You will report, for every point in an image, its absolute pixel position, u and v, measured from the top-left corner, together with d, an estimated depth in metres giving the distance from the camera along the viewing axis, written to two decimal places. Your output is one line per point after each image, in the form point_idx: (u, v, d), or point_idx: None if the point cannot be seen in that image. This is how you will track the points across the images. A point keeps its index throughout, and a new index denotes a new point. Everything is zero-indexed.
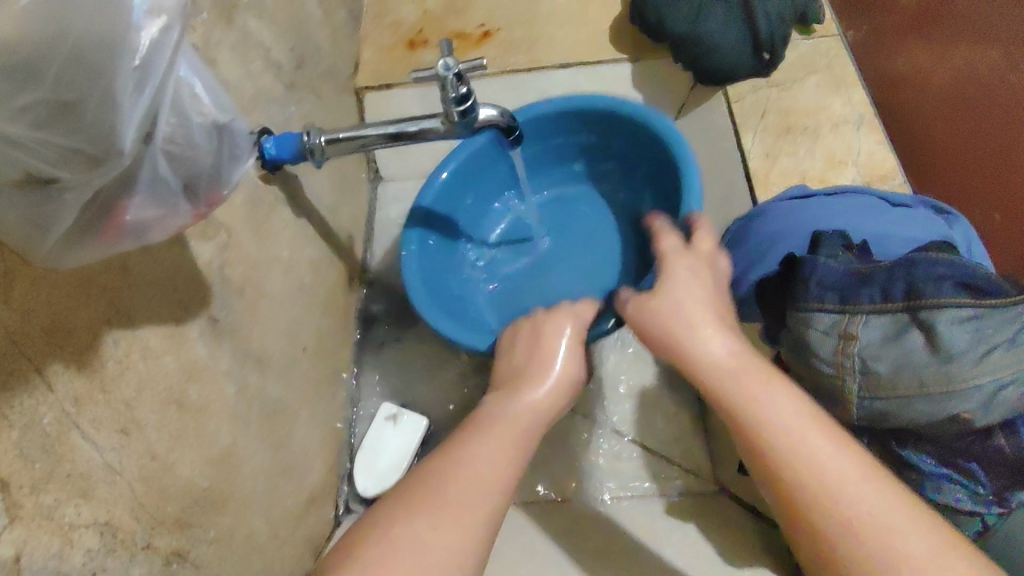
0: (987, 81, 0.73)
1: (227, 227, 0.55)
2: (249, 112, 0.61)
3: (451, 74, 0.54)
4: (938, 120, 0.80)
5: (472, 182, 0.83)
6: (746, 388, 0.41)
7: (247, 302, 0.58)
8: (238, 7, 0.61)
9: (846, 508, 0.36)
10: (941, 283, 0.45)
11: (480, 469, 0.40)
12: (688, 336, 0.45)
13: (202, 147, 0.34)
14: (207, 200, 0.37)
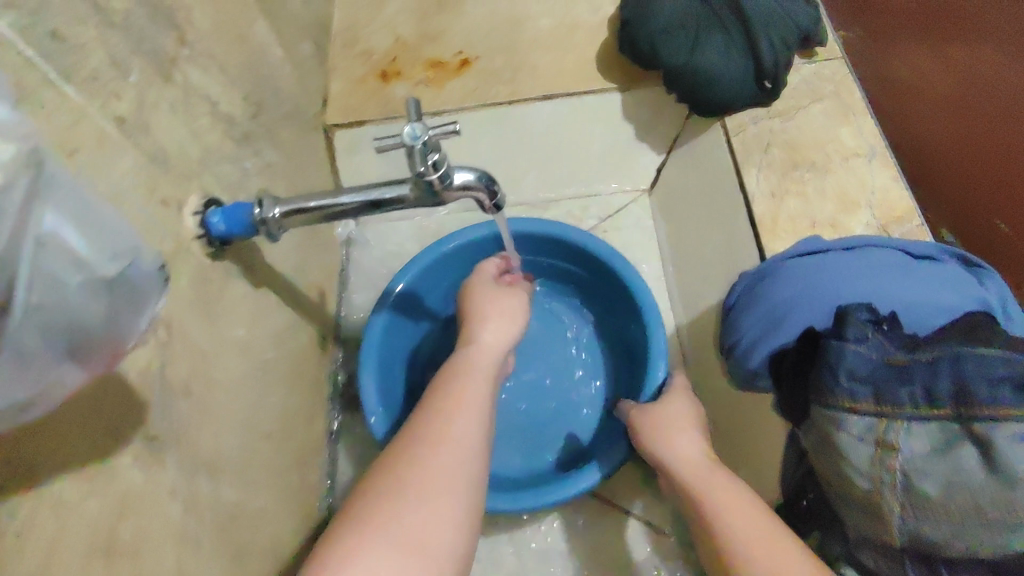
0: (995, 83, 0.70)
1: (170, 319, 0.47)
2: (196, 177, 0.53)
3: (419, 143, 0.47)
4: (941, 126, 0.75)
5: (450, 272, 0.83)
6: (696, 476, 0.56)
7: (200, 400, 0.51)
8: (177, 57, 0.52)
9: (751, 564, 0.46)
10: (998, 387, 0.38)
11: (456, 422, 0.51)
12: (657, 436, 0.62)
13: (94, 307, 0.26)
14: (110, 357, 0.28)
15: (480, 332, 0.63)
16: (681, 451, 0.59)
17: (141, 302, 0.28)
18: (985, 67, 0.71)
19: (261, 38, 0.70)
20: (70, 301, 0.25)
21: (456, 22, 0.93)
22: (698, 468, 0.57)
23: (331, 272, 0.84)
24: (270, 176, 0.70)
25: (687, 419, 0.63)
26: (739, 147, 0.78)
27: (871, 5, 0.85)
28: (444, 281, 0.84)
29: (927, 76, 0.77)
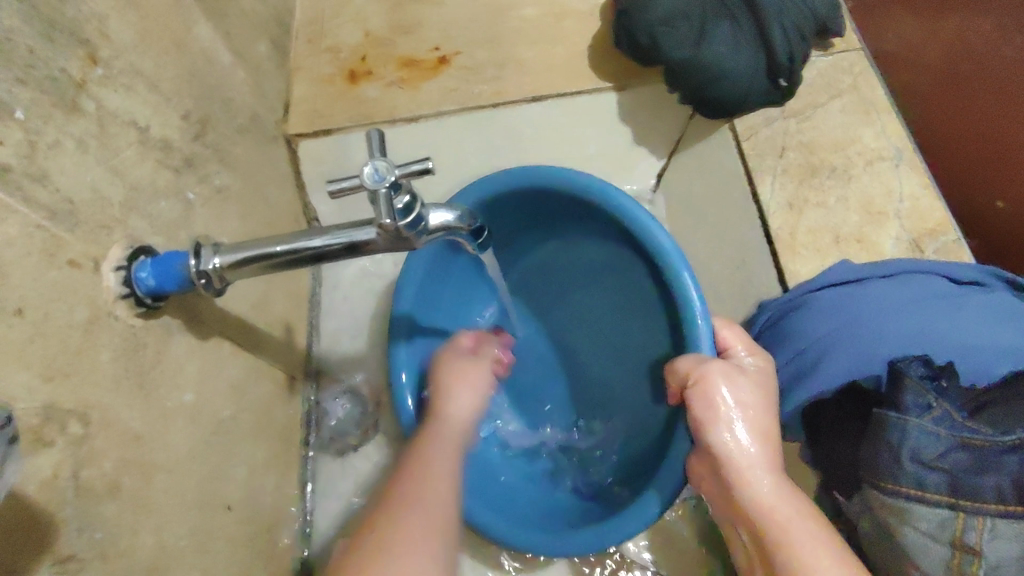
0: (981, 52, 0.69)
1: (80, 412, 0.39)
2: (119, 225, 0.45)
3: (384, 186, 0.38)
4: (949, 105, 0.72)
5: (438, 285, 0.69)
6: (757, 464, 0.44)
7: (136, 496, 0.43)
8: (86, 81, 0.44)
9: None
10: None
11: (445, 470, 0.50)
12: (712, 421, 0.46)
13: None
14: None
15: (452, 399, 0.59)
16: (747, 454, 0.44)
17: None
18: (971, 36, 0.70)
19: (206, 42, 0.61)
20: None
21: (434, 13, 0.83)
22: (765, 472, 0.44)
23: (299, 301, 0.75)
24: (221, 203, 0.60)
25: (762, 405, 0.46)
26: (751, 152, 0.70)
27: None
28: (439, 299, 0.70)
29: (916, 48, 0.75)
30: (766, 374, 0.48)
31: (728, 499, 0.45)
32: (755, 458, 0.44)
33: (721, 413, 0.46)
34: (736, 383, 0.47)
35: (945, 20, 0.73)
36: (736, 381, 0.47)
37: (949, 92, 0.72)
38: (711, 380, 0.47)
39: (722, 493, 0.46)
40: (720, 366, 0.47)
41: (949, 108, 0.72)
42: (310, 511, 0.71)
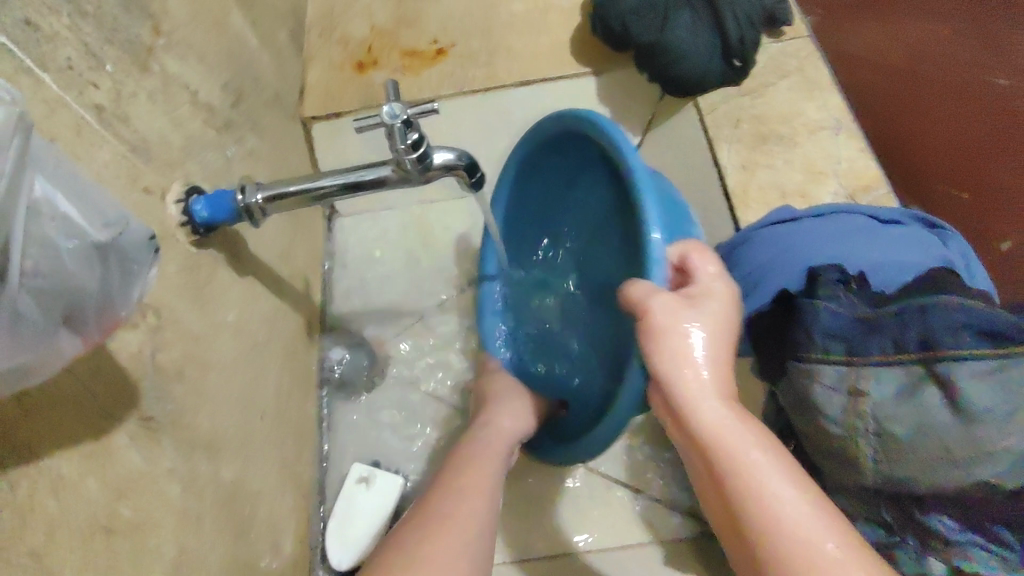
0: (939, 48, 0.84)
1: (156, 306, 0.48)
2: (178, 167, 0.55)
3: (399, 120, 0.48)
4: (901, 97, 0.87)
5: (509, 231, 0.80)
6: (708, 397, 0.46)
7: (196, 385, 0.52)
8: (154, 48, 0.53)
9: (785, 525, 0.39)
10: (969, 335, 0.40)
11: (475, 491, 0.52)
12: (665, 354, 0.47)
13: (80, 275, 0.28)
14: (106, 325, 0.31)
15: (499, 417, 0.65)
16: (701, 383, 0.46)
17: (136, 267, 0.32)
18: (930, 38, 0.85)
19: (240, 27, 0.71)
20: (62, 267, 0.27)
21: (431, 8, 0.93)
22: (716, 403, 0.45)
23: (315, 259, 0.84)
24: (254, 164, 0.70)
25: (710, 337, 0.47)
26: (711, 124, 0.81)
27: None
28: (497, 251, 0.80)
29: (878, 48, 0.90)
30: (716, 310, 0.49)
31: (682, 432, 0.46)
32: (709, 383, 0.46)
33: (672, 345, 0.47)
34: (687, 315, 0.48)
35: (905, 25, 0.88)
36: (685, 313, 0.48)
37: (909, 84, 0.86)
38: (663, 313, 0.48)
39: (676, 426, 0.48)
40: (670, 300, 0.49)
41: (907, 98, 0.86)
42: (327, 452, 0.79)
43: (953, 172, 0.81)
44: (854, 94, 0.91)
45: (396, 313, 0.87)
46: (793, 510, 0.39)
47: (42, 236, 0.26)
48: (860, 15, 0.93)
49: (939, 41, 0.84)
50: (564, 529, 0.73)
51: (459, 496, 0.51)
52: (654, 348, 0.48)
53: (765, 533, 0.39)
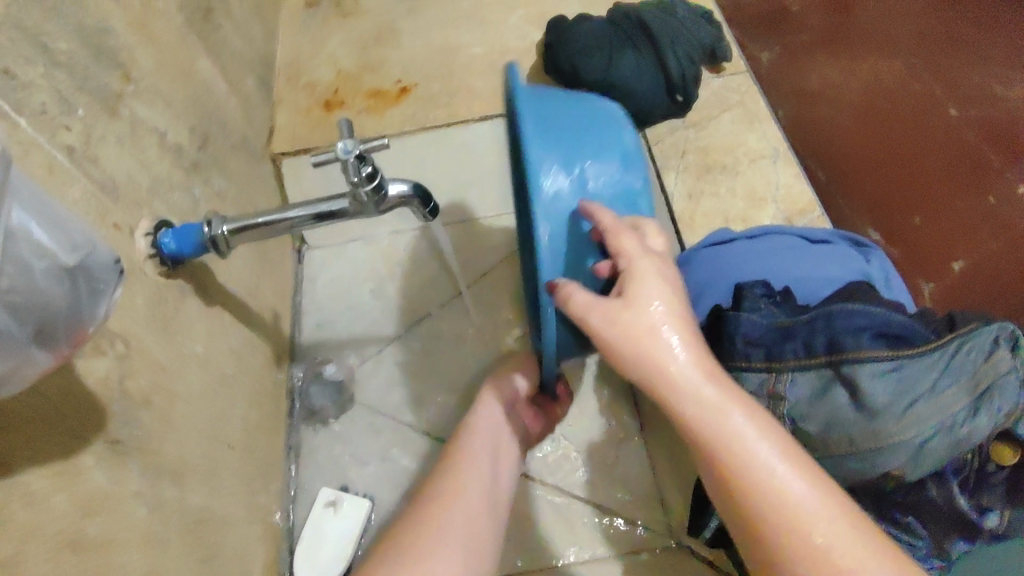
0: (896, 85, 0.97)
1: (124, 335, 0.51)
2: (145, 205, 0.58)
3: (352, 156, 0.52)
4: (859, 140, 0.98)
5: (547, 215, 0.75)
6: (685, 387, 0.44)
7: (162, 410, 0.54)
8: (123, 94, 0.58)
9: (781, 506, 0.41)
10: (870, 338, 0.46)
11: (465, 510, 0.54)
12: (629, 354, 0.45)
13: (51, 292, 0.31)
14: (77, 339, 0.34)
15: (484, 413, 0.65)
16: (681, 372, 0.44)
17: (103, 286, 0.35)
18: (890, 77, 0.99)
19: (205, 74, 0.76)
20: (34, 286, 0.30)
21: (394, 54, 1.02)
22: (694, 391, 0.44)
23: (283, 292, 0.87)
24: (221, 203, 0.74)
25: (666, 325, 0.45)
26: (658, 154, 0.86)
27: (773, 29, 1.10)
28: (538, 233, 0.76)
29: (839, 85, 1.02)
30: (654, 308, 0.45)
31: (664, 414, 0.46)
32: (687, 367, 0.44)
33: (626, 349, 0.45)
34: (633, 312, 0.45)
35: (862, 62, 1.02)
36: (626, 317, 0.45)
37: (863, 115, 0.99)
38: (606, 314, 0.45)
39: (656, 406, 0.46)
40: (606, 307, 0.45)
41: (865, 138, 0.98)
42: (296, 486, 0.80)
43: (907, 205, 0.91)
44: (816, 121, 1.03)
45: (366, 342, 0.89)
46: (793, 492, 0.42)
47: (17, 258, 0.29)
48: (820, 52, 1.06)
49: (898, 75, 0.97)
50: (531, 550, 0.74)
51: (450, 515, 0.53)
52: (617, 349, 0.45)
53: (766, 517, 0.42)
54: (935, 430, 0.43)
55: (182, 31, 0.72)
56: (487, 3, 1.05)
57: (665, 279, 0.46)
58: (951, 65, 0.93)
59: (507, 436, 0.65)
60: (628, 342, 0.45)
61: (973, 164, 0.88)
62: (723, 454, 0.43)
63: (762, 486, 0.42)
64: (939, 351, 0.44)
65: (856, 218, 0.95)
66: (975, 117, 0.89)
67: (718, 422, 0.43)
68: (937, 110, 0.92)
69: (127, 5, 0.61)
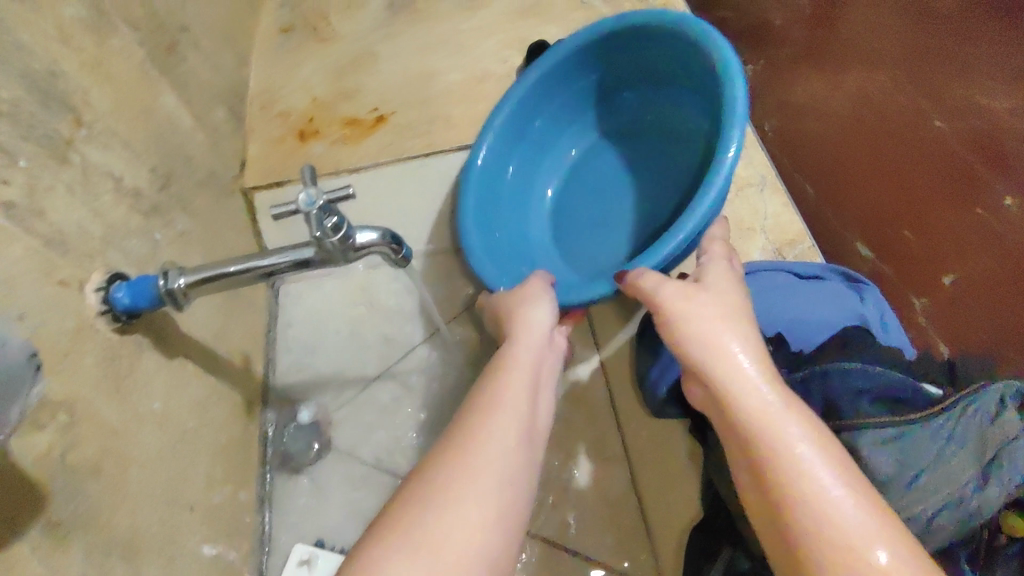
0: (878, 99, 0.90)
1: (68, 403, 0.47)
2: (99, 256, 0.54)
3: (315, 208, 0.48)
4: (839, 152, 0.95)
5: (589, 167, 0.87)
6: (745, 377, 0.47)
7: (114, 480, 0.50)
8: (74, 139, 0.54)
9: (825, 508, 0.40)
10: (870, 402, 0.49)
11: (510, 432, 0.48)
12: (695, 344, 0.50)
13: None
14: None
15: (533, 316, 0.60)
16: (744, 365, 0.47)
17: (15, 385, 0.36)
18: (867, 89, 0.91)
19: (169, 108, 0.73)
20: None
21: (370, 80, 0.99)
22: (752, 385, 0.47)
23: (254, 332, 0.83)
24: (184, 246, 0.70)
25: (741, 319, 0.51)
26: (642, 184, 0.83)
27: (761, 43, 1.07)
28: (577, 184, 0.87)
29: (819, 100, 0.97)
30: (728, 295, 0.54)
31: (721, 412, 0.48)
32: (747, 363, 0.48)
33: (692, 334, 0.51)
34: (704, 297, 0.53)
35: (846, 76, 0.94)
36: (692, 295, 0.53)
37: (846, 135, 0.93)
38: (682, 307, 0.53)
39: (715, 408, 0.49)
40: (674, 290, 0.54)
41: (851, 153, 0.92)
42: (269, 538, 0.76)
43: (904, 220, 0.86)
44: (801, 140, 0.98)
45: (344, 382, 0.85)
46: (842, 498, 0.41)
47: None
48: (803, 63, 1.00)
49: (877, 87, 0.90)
50: None
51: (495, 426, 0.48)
52: (692, 338, 0.51)
53: (812, 518, 0.40)
54: (939, 504, 0.44)
55: (143, 66, 0.69)
56: (465, 27, 1.02)
57: (737, 289, 0.55)
58: (934, 75, 0.83)
59: (553, 357, 0.58)
60: (695, 334, 0.51)
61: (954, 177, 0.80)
62: (773, 446, 0.44)
63: (801, 483, 0.42)
64: (938, 422, 0.46)
65: (850, 228, 0.92)
66: (960, 131, 0.80)
67: (770, 421, 0.45)
68: (921, 124, 0.84)
69: (80, 46, 0.58)
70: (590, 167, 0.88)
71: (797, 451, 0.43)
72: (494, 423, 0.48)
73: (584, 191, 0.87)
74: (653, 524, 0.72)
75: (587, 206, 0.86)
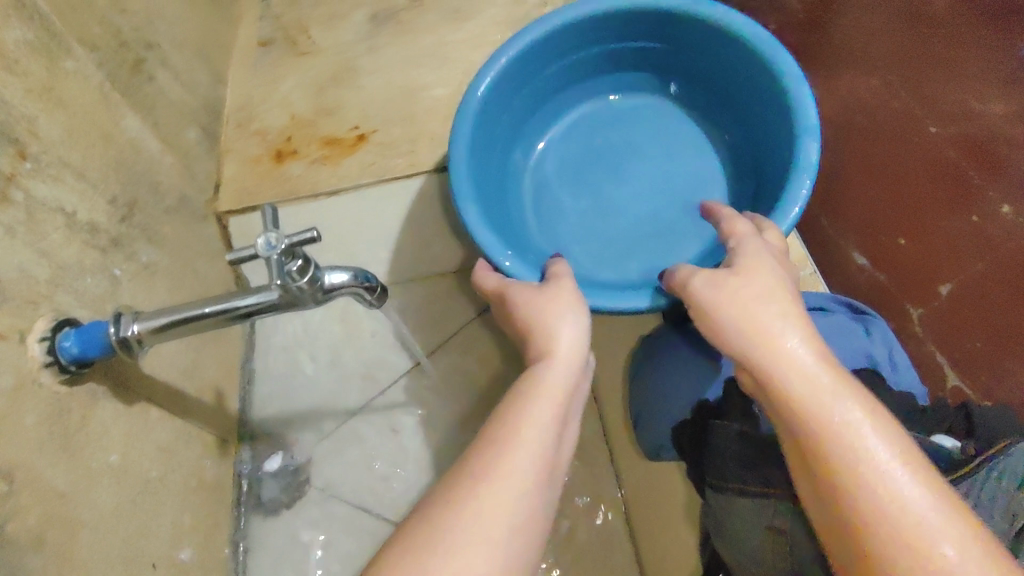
0: (872, 102, 0.90)
1: (5, 470, 0.43)
2: (44, 301, 0.50)
3: (275, 253, 0.44)
4: (832, 147, 0.90)
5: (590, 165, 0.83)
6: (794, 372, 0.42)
7: (58, 550, 0.46)
8: (16, 174, 0.50)
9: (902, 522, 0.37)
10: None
11: (521, 485, 0.41)
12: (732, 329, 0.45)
13: None
14: None
15: (561, 330, 0.50)
16: (792, 358, 0.42)
17: None
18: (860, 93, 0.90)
19: (133, 131, 0.69)
20: None
21: (352, 95, 0.94)
22: (805, 379, 0.42)
23: (229, 364, 0.79)
24: (150, 278, 0.66)
25: (781, 296, 0.46)
26: None
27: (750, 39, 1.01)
28: (569, 181, 0.83)
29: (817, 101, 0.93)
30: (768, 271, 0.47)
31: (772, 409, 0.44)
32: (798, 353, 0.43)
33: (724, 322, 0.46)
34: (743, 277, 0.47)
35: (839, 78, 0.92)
36: (725, 280, 0.47)
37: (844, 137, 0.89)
38: (713, 292, 0.48)
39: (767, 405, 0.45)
40: (706, 278, 0.49)
41: (852, 151, 0.88)
42: None
43: (895, 221, 0.85)
44: None
45: (325, 415, 0.81)
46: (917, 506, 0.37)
47: None
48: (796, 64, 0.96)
49: (869, 90, 0.90)
50: None
51: (503, 478, 0.41)
52: (735, 327, 0.45)
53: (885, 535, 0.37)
54: None
55: (103, 88, 0.65)
56: (452, 40, 0.98)
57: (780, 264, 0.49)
58: (926, 80, 0.89)
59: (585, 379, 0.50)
60: (737, 319, 0.45)
61: (954, 181, 0.84)
62: (839, 455, 0.39)
63: (878, 490, 0.38)
64: (961, 486, 0.44)
65: (845, 237, 0.85)
66: (954, 136, 0.86)
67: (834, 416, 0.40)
68: (917, 128, 0.87)
69: (26, 72, 0.54)
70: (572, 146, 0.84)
71: (866, 444, 0.39)
72: (506, 474, 0.41)
73: (566, 168, 0.84)
74: (648, 566, 0.69)
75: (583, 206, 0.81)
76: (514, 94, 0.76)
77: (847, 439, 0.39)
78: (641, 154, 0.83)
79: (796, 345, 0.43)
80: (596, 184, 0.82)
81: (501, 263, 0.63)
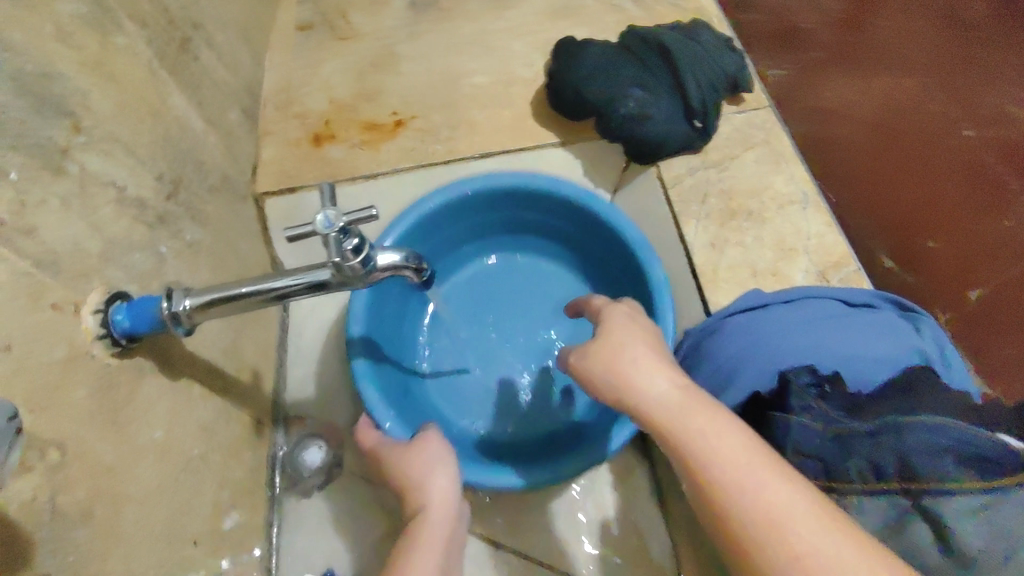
0: (913, 103, 0.85)
1: (58, 441, 0.43)
2: (95, 274, 0.51)
3: (334, 231, 0.44)
4: (864, 150, 0.89)
5: (491, 305, 0.90)
6: (675, 417, 0.42)
7: (105, 523, 0.46)
8: (70, 147, 0.50)
9: (792, 536, 0.35)
10: (937, 455, 0.41)
11: None
12: (605, 370, 0.47)
13: None
14: None
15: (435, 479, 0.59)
16: (655, 391, 0.44)
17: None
18: (900, 95, 0.86)
19: (179, 110, 0.69)
20: None
21: (393, 82, 0.94)
22: (666, 404, 0.43)
23: (267, 346, 0.80)
24: (193, 257, 0.66)
25: (642, 339, 0.48)
26: (677, 199, 0.79)
27: (794, 42, 1.01)
28: (471, 323, 0.89)
29: (850, 105, 0.92)
30: (625, 325, 0.50)
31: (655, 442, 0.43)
32: (664, 391, 0.44)
33: (597, 362, 0.47)
34: (598, 337, 0.49)
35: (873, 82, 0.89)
36: (588, 343, 0.50)
37: (875, 144, 0.88)
38: (581, 348, 0.50)
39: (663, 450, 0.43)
40: (576, 350, 0.50)
41: (883, 161, 0.87)
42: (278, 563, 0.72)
43: (922, 225, 0.81)
44: (821, 152, 0.94)
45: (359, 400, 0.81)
46: (791, 506, 0.36)
47: None
48: (835, 66, 0.95)
49: (905, 92, 0.86)
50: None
51: None
52: (613, 378, 0.46)
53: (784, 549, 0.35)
54: None
55: (151, 65, 0.65)
56: (493, 28, 0.98)
57: (632, 318, 0.52)
58: (962, 79, 0.81)
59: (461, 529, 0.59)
60: (606, 368, 0.47)
61: (982, 183, 0.77)
62: (716, 491, 0.38)
63: (756, 515, 0.36)
64: None
65: (872, 238, 0.87)
66: (993, 139, 0.77)
67: (683, 420, 0.41)
68: (950, 129, 0.81)
69: (79, 45, 0.54)
70: (483, 286, 0.92)
71: (741, 474, 0.38)
72: None
73: (467, 309, 0.90)
74: None
75: (487, 350, 0.87)
76: (449, 220, 0.83)
77: (704, 449, 0.40)
78: (545, 303, 0.90)
79: (654, 383, 0.44)
80: (509, 320, 0.89)
81: (383, 422, 0.69)
